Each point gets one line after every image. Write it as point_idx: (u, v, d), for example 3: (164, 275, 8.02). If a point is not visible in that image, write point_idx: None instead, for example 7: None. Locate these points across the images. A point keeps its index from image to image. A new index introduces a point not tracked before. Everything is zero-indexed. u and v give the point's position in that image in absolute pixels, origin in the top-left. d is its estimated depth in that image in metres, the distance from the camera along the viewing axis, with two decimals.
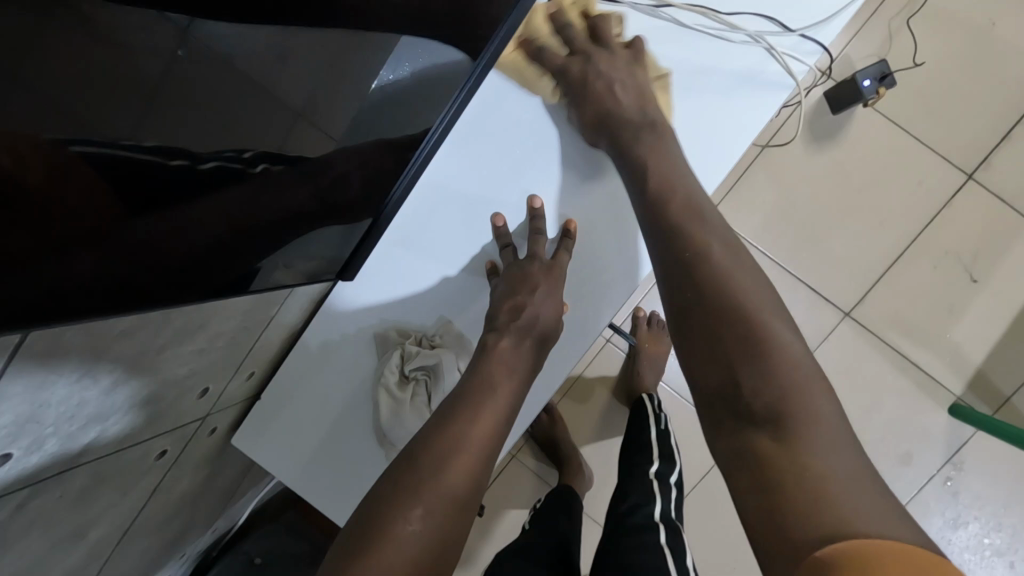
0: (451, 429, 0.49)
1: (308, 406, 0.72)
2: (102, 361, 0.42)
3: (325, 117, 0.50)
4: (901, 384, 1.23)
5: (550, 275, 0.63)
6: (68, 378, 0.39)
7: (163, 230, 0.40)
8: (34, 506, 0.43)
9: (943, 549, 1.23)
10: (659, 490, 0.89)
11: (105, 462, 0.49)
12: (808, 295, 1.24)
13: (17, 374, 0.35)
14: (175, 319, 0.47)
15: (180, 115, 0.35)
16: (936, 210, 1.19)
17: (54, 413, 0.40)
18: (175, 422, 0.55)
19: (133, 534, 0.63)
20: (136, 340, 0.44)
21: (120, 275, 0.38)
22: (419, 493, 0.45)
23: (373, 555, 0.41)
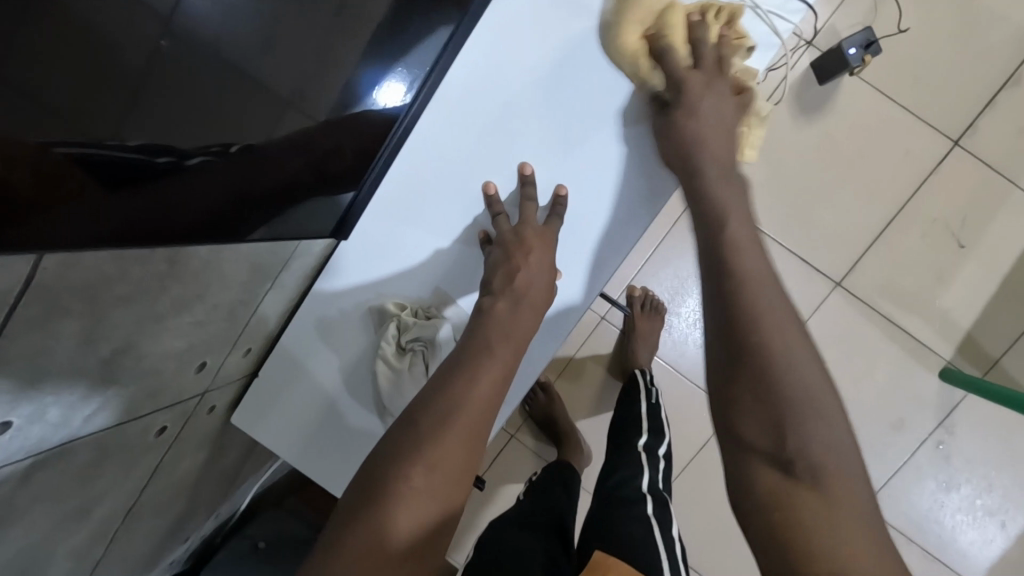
0: (448, 391, 0.50)
1: (307, 383, 0.73)
2: (102, 331, 0.42)
3: (312, 101, 0.52)
4: (893, 351, 1.25)
5: (542, 241, 0.64)
6: (68, 348, 0.40)
7: (154, 221, 0.42)
8: (39, 477, 0.44)
9: (935, 510, 1.26)
10: (647, 461, 0.90)
11: (107, 436, 0.49)
12: (799, 265, 1.26)
13: (18, 340, 0.36)
14: (174, 285, 0.48)
15: (163, 105, 0.38)
16: (923, 176, 1.20)
17: (54, 382, 0.40)
18: (174, 397, 0.56)
19: (138, 511, 0.64)
20: (136, 310, 0.45)
21: (119, 263, 0.41)
22: (418, 454, 0.46)
23: (375, 511, 0.43)
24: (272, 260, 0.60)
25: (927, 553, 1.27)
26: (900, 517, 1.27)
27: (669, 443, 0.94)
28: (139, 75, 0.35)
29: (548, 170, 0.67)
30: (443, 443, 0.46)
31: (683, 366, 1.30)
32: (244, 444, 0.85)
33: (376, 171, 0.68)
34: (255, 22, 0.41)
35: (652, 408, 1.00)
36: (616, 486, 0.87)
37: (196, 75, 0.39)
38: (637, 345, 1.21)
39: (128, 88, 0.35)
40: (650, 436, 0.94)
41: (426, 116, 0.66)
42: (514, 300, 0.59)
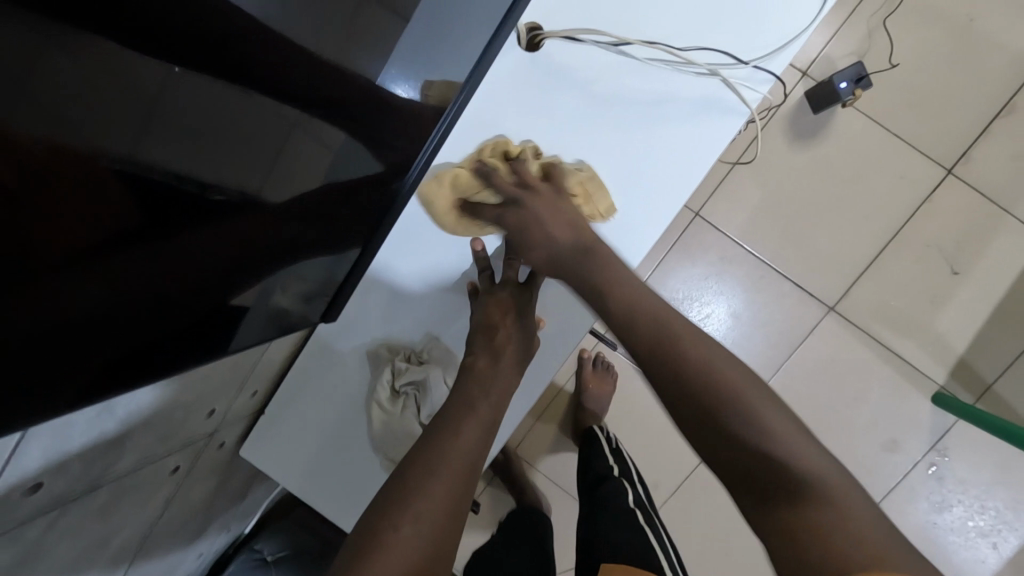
0: (427, 446, 0.55)
1: (306, 419, 0.78)
2: (119, 393, 0.47)
3: (320, 130, 0.52)
4: (885, 374, 1.27)
5: (521, 296, 0.68)
6: (88, 412, 0.45)
7: (156, 266, 0.43)
8: (62, 522, 0.49)
9: (927, 531, 1.28)
10: (627, 485, 1.03)
11: (124, 480, 0.55)
12: (791, 290, 1.28)
13: (46, 414, 0.41)
14: (185, 353, 0.52)
15: (170, 154, 0.39)
16: (915, 205, 1.22)
17: (77, 443, 0.46)
18: (186, 439, 0.61)
19: (153, 537, 0.70)
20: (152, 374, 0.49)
21: (117, 306, 0.42)
22: (406, 506, 0.50)
23: (372, 559, 0.47)
24: (279, 312, 0.64)
25: None
26: None
27: (636, 478, 1.06)
28: (145, 121, 0.36)
29: (534, 228, 0.72)
30: (430, 496, 0.51)
31: None
32: (253, 468, 0.90)
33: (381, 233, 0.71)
34: (267, 74, 0.43)
35: (613, 449, 1.15)
36: (607, 504, 0.98)
37: (205, 127, 0.41)
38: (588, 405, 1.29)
39: (133, 128, 0.36)
40: (619, 467, 1.08)
41: (426, 178, 0.70)
42: (494, 356, 0.65)
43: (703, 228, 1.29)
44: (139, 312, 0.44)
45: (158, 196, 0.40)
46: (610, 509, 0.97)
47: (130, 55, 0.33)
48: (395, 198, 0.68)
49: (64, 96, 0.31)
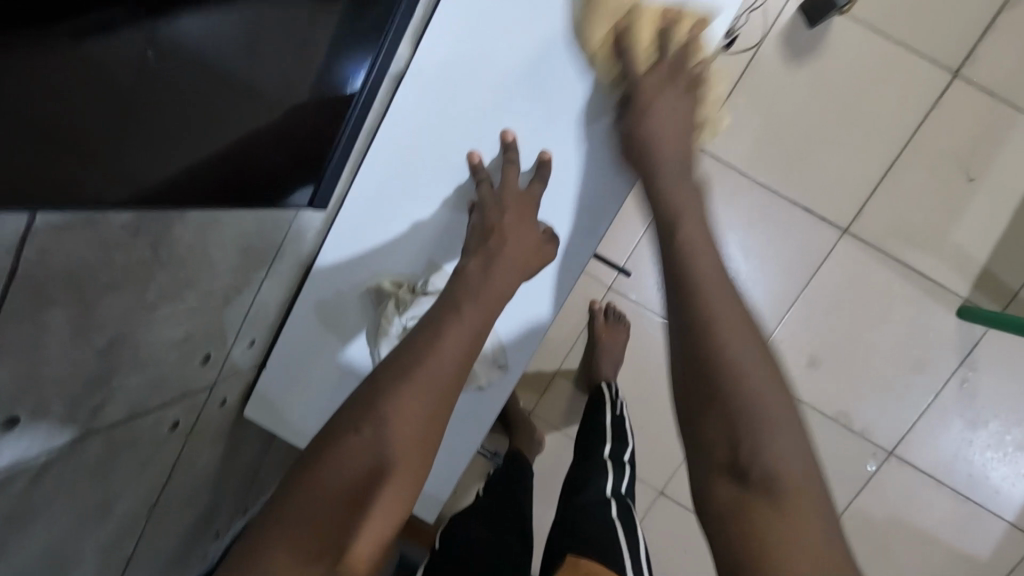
0: (417, 357, 0.52)
1: (318, 367, 0.77)
2: (95, 318, 0.43)
3: (294, 73, 0.54)
4: (907, 294, 1.22)
5: (521, 204, 0.66)
6: (63, 337, 0.41)
7: (143, 211, 0.44)
8: (52, 475, 0.45)
9: (964, 450, 1.24)
10: (612, 468, 0.97)
11: (118, 431, 0.50)
12: (802, 216, 1.24)
13: (6, 330, 0.36)
14: (163, 274, 0.48)
15: (142, 104, 0.40)
16: (924, 113, 1.17)
17: (57, 376, 0.41)
18: (182, 391, 0.57)
19: (162, 508, 0.65)
20: (129, 294, 0.45)
21: (110, 251, 0.42)
22: (369, 414, 0.49)
23: (327, 458, 0.47)
24: (258, 245, 0.60)
25: (960, 495, 1.26)
26: (929, 460, 1.26)
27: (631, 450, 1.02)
28: (111, 75, 0.37)
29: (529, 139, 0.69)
30: (397, 406, 0.49)
31: None
32: (263, 438, 0.87)
33: (355, 168, 0.72)
34: (230, 31, 0.44)
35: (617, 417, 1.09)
36: (584, 489, 0.93)
37: (172, 79, 0.41)
38: (602, 359, 1.24)
39: (99, 83, 0.36)
40: (615, 444, 1.02)
41: (400, 89, 0.69)
42: (496, 270, 0.61)
43: (704, 162, 1.25)
44: (131, 261, 0.45)
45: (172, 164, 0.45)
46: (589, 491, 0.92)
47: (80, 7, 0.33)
48: (349, 107, 0.66)
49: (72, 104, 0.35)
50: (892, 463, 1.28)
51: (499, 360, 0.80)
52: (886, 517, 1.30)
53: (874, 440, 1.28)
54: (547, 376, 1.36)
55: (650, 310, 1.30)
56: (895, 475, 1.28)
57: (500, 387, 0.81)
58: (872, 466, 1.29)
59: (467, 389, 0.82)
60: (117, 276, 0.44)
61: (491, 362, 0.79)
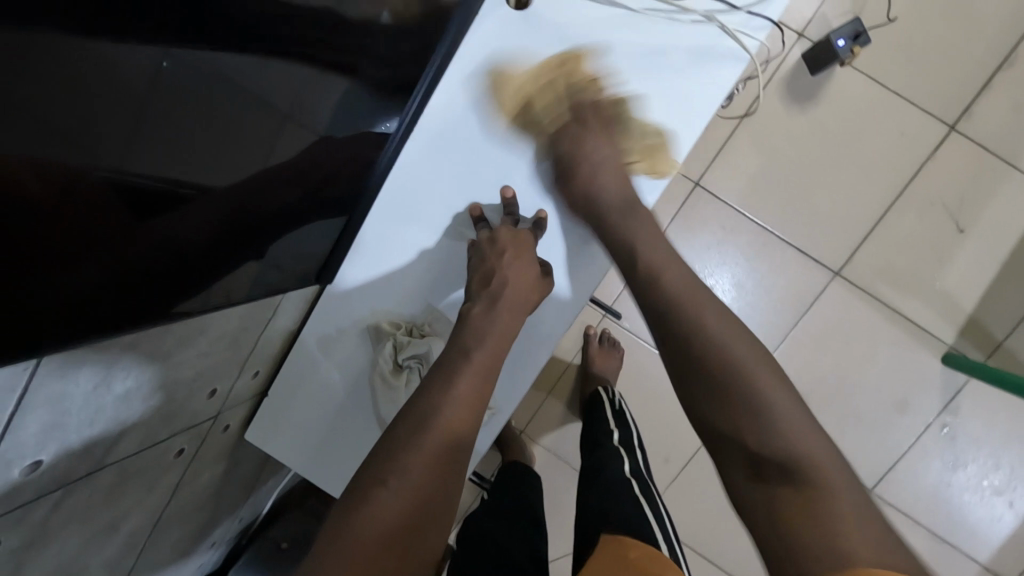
0: (428, 406, 0.59)
1: (311, 401, 0.80)
2: (116, 368, 0.47)
3: (310, 116, 0.56)
4: (894, 337, 1.25)
5: (516, 243, 0.71)
6: (86, 386, 0.45)
7: (162, 250, 0.47)
8: (68, 504, 0.48)
9: (942, 492, 1.27)
10: (625, 452, 1.00)
11: (129, 462, 0.54)
12: (796, 256, 1.27)
13: (38, 387, 0.41)
14: (176, 325, 0.52)
15: (163, 152, 0.43)
16: (919, 162, 1.20)
17: (79, 421, 0.45)
18: (189, 421, 0.60)
19: (164, 524, 0.69)
20: (144, 348, 0.49)
21: (126, 291, 0.45)
22: (396, 460, 0.55)
23: (356, 504, 0.52)
24: (266, 285, 0.63)
25: (936, 534, 1.29)
26: (907, 499, 1.29)
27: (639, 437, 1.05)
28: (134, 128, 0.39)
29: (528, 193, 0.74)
30: (419, 451, 0.55)
31: None
32: (261, 454, 0.90)
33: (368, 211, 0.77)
34: (256, 65, 0.46)
35: (617, 413, 1.12)
36: (601, 472, 0.95)
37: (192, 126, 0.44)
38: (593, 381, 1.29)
39: (124, 133, 0.39)
40: (621, 432, 1.06)
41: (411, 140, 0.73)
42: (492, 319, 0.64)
43: (703, 199, 1.28)
44: (145, 301, 0.47)
45: (155, 182, 0.43)
46: (606, 474, 0.95)
47: (104, 67, 0.35)
48: (385, 142, 0.71)
49: (63, 95, 0.34)
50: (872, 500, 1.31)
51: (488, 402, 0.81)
52: None
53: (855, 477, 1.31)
54: (539, 397, 1.39)
55: (643, 339, 1.34)
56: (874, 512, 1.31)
57: (488, 427, 0.82)
58: None
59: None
60: (141, 328, 0.48)
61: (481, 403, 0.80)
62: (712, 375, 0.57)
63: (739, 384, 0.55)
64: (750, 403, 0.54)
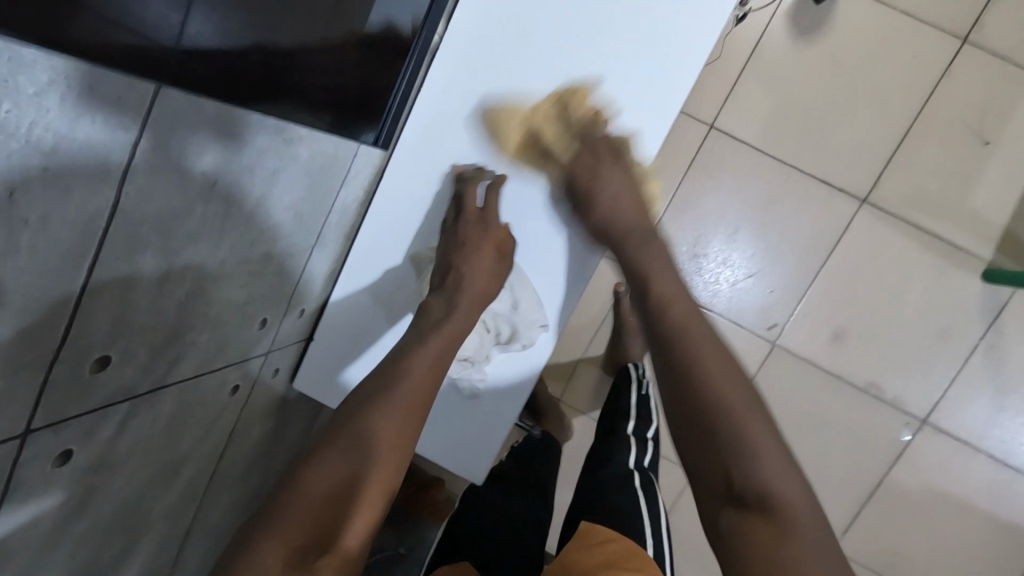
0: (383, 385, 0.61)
1: (354, 329, 0.82)
2: (172, 282, 0.44)
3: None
4: (928, 260, 1.23)
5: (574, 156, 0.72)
6: (148, 283, 0.41)
7: (221, 164, 0.44)
8: (135, 424, 0.47)
9: (997, 416, 1.24)
10: (636, 444, 0.97)
11: (187, 388, 0.52)
12: (820, 189, 1.25)
13: (103, 276, 0.38)
14: (243, 228, 0.49)
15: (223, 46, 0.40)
16: (936, 79, 1.18)
17: (146, 318, 0.43)
18: (242, 354, 0.58)
19: (220, 477, 0.68)
20: (206, 248, 0.45)
21: (195, 210, 0.43)
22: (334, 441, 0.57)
23: (301, 478, 0.53)
24: (313, 212, 0.59)
25: (996, 460, 1.25)
26: (961, 427, 1.25)
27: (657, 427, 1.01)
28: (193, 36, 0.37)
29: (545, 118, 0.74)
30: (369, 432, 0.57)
31: (715, 308, 1.31)
32: (305, 421, 0.89)
33: (407, 111, 0.78)
34: None
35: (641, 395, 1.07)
36: (607, 466, 0.93)
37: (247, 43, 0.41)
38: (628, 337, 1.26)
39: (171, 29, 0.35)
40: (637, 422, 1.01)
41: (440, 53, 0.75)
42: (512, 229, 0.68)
43: (719, 142, 1.27)
44: (219, 215, 0.45)
45: (226, 77, 0.41)
46: (614, 467, 0.93)
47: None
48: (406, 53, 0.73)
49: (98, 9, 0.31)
50: (925, 433, 1.27)
51: (537, 320, 0.79)
52: (922, 487, 1.28)
53: (906, 409, 1.27)
54: (570, 363, 1.36)
55: None
56: (929, 444, 1.27)
57: (536, 350, 0.80)
58: (906, 436, 1.27)
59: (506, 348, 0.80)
60: (200, 224, 0.44)
61: (529, 320, 0.79)
62: (686, 376, 0.56)
63: (723, 414, 0.54)
64: (728, 421, 0.53)
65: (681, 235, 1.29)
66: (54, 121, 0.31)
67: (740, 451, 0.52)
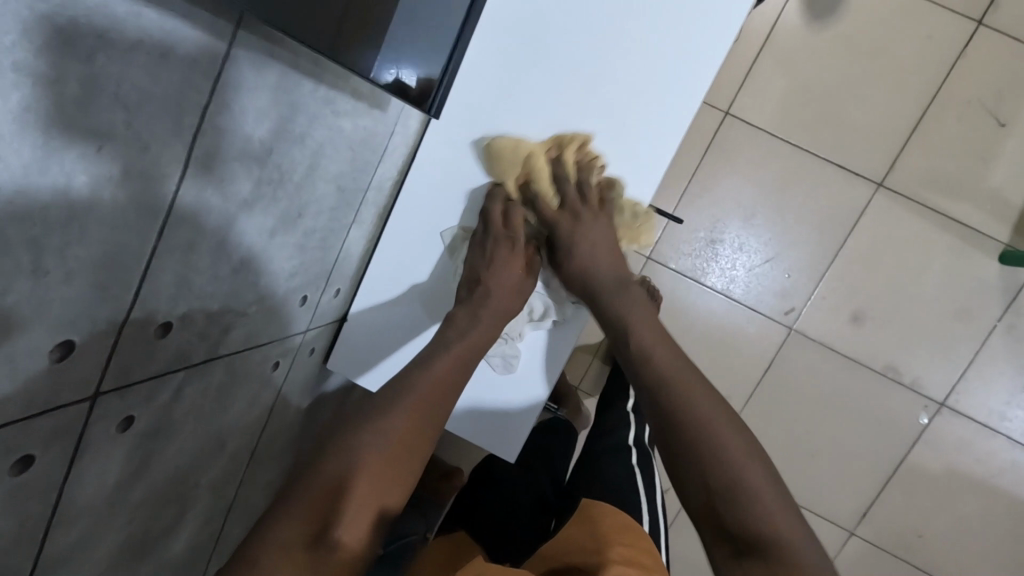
0: (414, 379, 0.62)
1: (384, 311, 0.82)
2: (230, 244, 0.44)
3: None
4: (945, 242, 1.23)
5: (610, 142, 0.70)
6: (209, 245, 0.42)
7: (277, 129, 0.44)
8: (188, 393, 0.48)
9: (1016, 397, 1.24)
10: (634, 419, 0.98)
11: (235, 360, 0.52)
12: (836, 173, 1.25)
13: (169, 239, 0.38)
14: (296, 197, 0.50)
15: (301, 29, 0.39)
16: (951, 62, 1.19)
17: (204, 282, 0.43)
18: (286, 329, 0.59)
19: (260, 454, 0.68)
20: (259, 218, 0.46)
21: (251, 175, 0.43)
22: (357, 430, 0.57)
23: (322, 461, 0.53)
24: (354, 186, 0.59)
25: (1014, 441, 1.25)
26: (980, 408, 1.26)
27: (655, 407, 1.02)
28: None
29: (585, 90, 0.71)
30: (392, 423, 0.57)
31: (733, 293, 1.31)
32: (333, 405, 0.89)
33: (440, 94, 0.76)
34: None
35: None
36: (606, 442, 0.93)
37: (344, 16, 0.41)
38: None
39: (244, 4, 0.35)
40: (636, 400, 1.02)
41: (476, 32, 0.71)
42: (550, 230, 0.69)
43: (735, 127, 1.27)
44: (273, 183, 0.46)
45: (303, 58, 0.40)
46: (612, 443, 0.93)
47: None
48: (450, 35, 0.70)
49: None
50: (944, 414, 1.27)
51: (571, 295, 0.78)
52: (941, 469, 1.28)
53: (924, 392, 1.27)
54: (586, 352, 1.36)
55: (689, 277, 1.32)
56: (947, 426, 1.27)
57: (571, 326, 0.79)
58: (924, 419, 1.28)
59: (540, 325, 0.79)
60: (256, 189, 0.44)
61: (563, 295, 0.78)
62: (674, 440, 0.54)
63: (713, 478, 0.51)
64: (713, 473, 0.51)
65: (697, 220, 1.30)
66: (139, 77, 0.32)
67: (740, 492, 0.50)
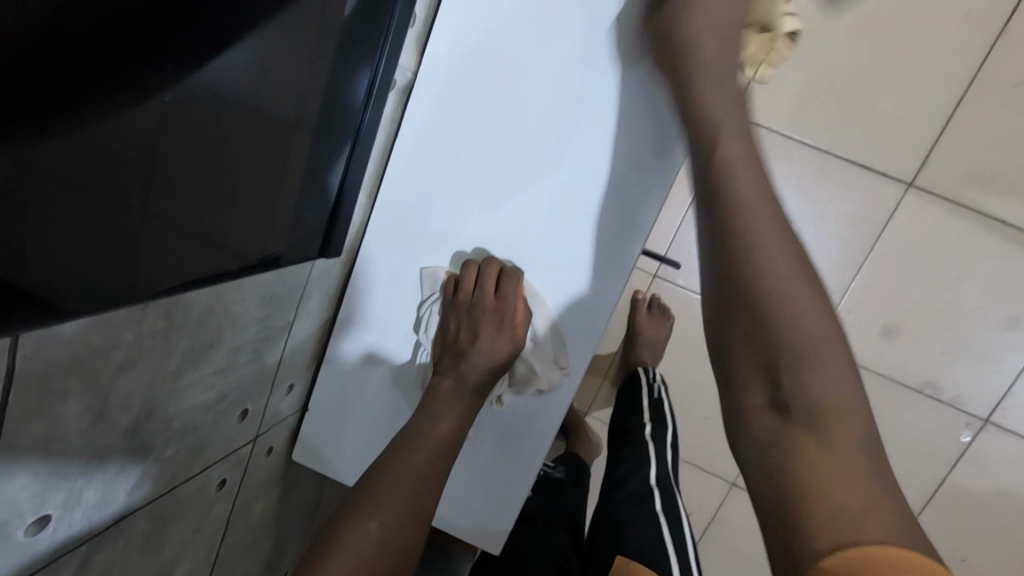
0: (402, 457, 0.59)
1: (348, 380, 0.73)
2: (110, 413, 0.40)
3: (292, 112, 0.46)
4: (988, 244, 1.10)
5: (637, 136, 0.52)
6: (81, 423, 0.38)
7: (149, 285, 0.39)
8: (98, 559, 0.44)
9: None
10: (655, 451, 0.92)
11: (160, 503, 0.49)
12: (860, 174, 1.13)
13: (17, 445, 0.34)
14: (200, 334, 0.46)
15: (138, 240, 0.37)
16: (992, 40, 1.05)
17: (81, 462, 0.39)
18: (223, 449, 0.55)
19: (223, 565, 0.64)
20: (145, 372, 0.41)
21: (129, 334, 0.39)
22: (372, 509, 0.54)
23: (332, 555, 0.51)
24: (282, 291, 0.56)
25: None
26: None
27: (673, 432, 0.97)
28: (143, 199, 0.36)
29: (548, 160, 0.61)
30: (394, 503, 0.55)
31: None
32: (317, 478, 0.84)
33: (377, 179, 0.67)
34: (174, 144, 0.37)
35: (654, 398, 1.01)
36: (623, 485, 0.89)
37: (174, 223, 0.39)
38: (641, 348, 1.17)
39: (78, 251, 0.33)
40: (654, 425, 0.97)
41: (415, 100, 0.63)
42: (510, 294, 0.63)
43: None
44: (165, 331, 0.42)
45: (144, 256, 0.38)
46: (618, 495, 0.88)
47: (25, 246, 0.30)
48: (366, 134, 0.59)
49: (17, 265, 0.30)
50: (990, 432, 1.16)
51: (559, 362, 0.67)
52: (985, 489, 1.18)
53: (966, 408, 1.16)
54: (594, 379, 1.28)
55: (700, 293, 1.19)
56: (992, 444, 1.16)
57: (560, 393, 0.68)
58: (966, 437, 1.17)
59: (523, 391, 0.69)
60: (147, 345, 0.41)
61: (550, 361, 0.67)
62: (745, 250, 0.40)
63: (774, 307, 0.39)
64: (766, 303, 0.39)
65: None
66: None
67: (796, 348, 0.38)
